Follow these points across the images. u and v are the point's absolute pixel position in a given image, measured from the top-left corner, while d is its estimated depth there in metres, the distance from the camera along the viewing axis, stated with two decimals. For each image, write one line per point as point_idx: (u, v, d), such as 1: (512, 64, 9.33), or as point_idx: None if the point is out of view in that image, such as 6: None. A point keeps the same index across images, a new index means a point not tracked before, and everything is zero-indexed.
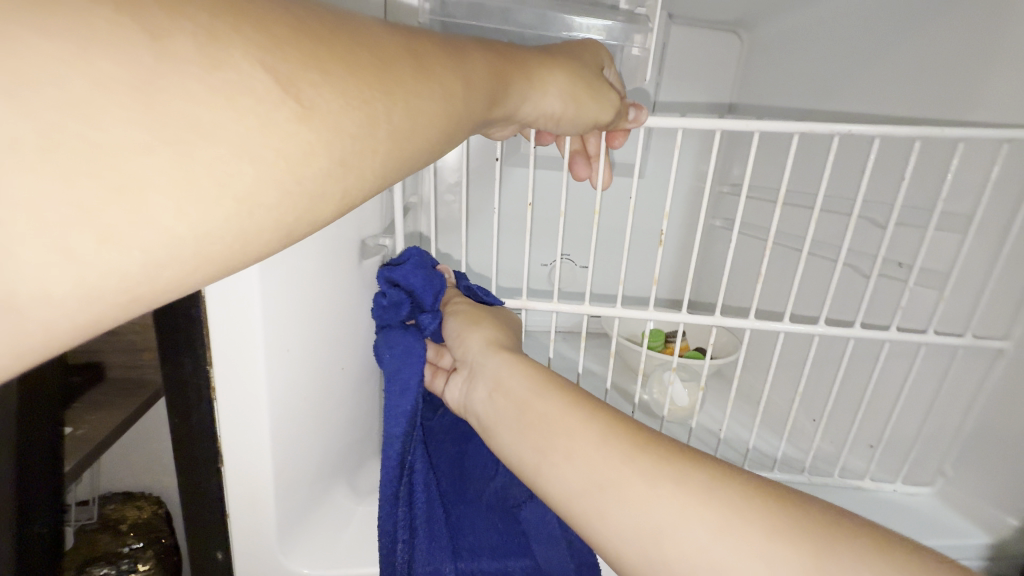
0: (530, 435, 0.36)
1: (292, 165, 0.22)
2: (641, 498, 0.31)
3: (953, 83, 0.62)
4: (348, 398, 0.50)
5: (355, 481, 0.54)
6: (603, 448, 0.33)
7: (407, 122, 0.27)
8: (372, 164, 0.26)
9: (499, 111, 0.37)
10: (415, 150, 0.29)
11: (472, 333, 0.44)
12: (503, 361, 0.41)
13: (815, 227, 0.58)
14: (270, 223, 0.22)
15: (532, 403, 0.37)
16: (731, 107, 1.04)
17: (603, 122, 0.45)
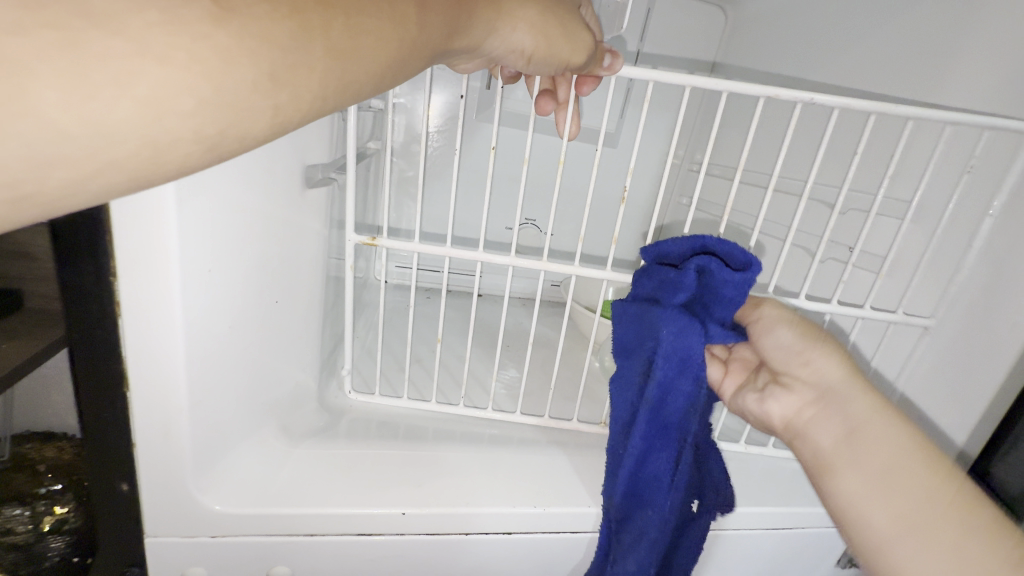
0: (855, 435, 0.34)
1: (211, 71, 0.19)
2: (904, 484, 0.31)
3: (919, 64, 0.62)
4: (273, 330, 0.47)
5: (288, 428, 0.52)
6: (905, 445, 0.33)
7: (351, 40, 0.24)
8: (309, 83, 0.23)
9: (459, 42, 0.34)
10: (361, 76, 0.26)
11: (817, 358, 0.38)
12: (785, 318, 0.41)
13: (769, 203, 0.58)
14: (186, 134, 0.20)
15: (848, 403, 0.36)
16: (712, 69, 1.03)
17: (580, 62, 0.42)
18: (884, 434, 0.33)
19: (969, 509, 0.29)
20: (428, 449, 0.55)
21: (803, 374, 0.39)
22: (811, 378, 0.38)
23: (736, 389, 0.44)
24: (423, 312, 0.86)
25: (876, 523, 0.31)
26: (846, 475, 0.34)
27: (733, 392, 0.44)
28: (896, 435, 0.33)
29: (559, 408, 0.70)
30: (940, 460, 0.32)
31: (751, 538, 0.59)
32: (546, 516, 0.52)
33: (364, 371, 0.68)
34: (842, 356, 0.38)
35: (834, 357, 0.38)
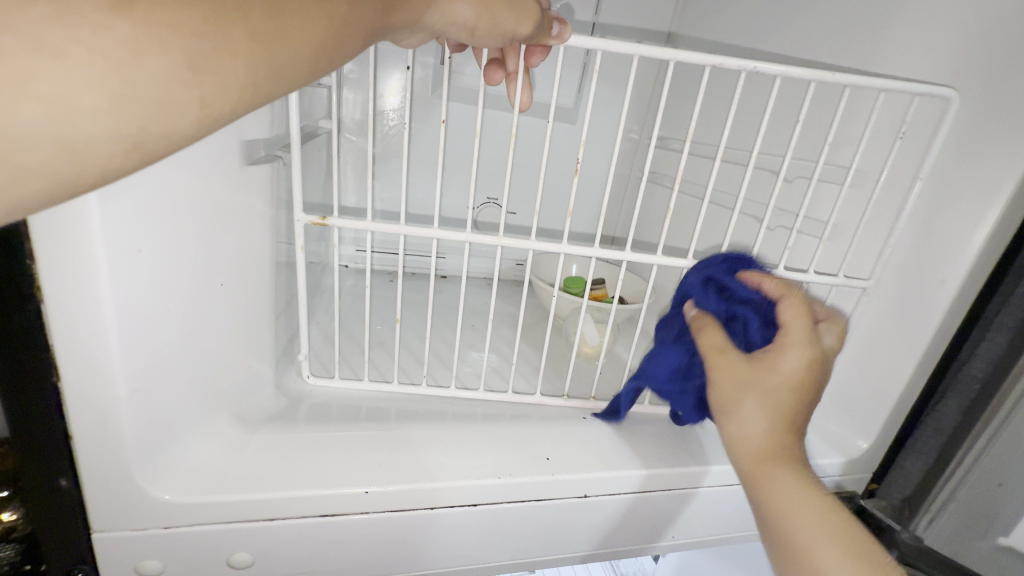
0: (758, 482, 0.36)
1: (118, 65, 0.19)
2: (778, 503, 0.35)
3: (855, 34, 0.64)
4: (218, 314, 0.46)
5: (243, 414, 0.52)
6: (817, 537, 0.33)
7: (275, 23, 0.23)
8: (235, 71, 0.22)
9: (395, 21, 0.32)
10: (294, 61, 0.25)
11: (742, 420, 0.38)
12: (789, 387, 0.39)
13: (715, 172, 0.59)
14: (106, 134, 0.20)
15: (774, 491, 0.35)
16: (668, 38, 1.03)
17: (738, 377, 0.40)
18: (751, 428, 0.38)
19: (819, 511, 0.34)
20: (389, 428, 0.56)
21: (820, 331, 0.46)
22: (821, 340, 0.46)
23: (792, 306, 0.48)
24: (383, 296, 0.85)
25: (738, 428, 0.38)
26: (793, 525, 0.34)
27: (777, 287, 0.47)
28: (814, 497, 0.35)
29: (522, 383, 0.71)
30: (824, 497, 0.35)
31: (707, 496, 0.61)
32: (510, 485, 0.53)
33: (323, 357, 0.67)
34: (785, 461, 0.36)
35: (797, 483, 0.35)
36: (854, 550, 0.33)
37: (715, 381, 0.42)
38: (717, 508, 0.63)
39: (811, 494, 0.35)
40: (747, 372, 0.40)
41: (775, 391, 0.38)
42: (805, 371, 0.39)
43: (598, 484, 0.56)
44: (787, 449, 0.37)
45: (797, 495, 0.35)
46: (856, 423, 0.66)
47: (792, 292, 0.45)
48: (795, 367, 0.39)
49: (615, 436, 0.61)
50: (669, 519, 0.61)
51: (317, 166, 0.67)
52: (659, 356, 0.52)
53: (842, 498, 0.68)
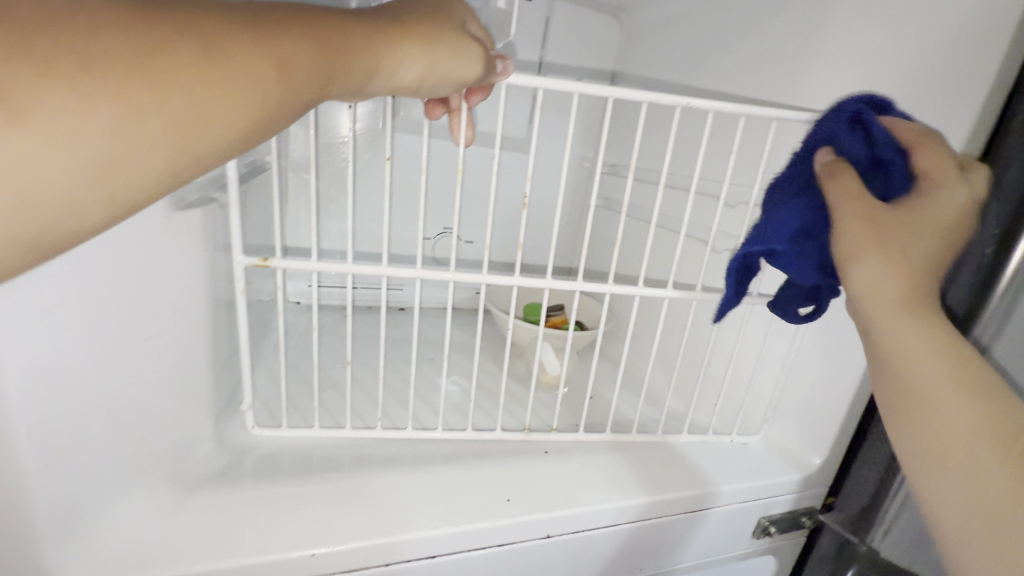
0: (940, 466, 0.30)
1: (23, 173, 0.21)
2: (932, 416, 0.30)
3: (781, 69, 0.68)
4: (151, 371, 0.44)
5: (178, 475, 0.48)
6: (971, 459, 0.29)
7: (195, 114, 0.25)
8: (147, 164, 0.24)
9: (337, 87, 0.33)
10: (214, 146, 0.26)
11: (921, 366, 0.31)
12: (932, 259, 0.33)
13: (659, 199, 0.60)
14: (16, 233, 0.22)
15: (919, 382, 0.31)
16: (613, 75, 1.07)
17: (870, 235, 0.33)
18: (910, 344, 0.31)
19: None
20: (344, 477, 0.53)
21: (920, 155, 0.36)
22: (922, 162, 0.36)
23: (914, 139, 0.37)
24: (332, 332, 0.82)
25: (883, 302, 0.32)
26: (978, 477, 0.29)
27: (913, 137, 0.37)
28: (974, 410, 0.30)
29: (481, 417, 0.69)
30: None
31: (674, 524, 0.61)
32: (471, 532, 0.51)
33: (269, 403, 0.64)
34: (923, 312, 0.31)
35: (923, 331, 0.31)
36: (1019, 452, 0.29)
37: (840, 227, 0.34)
38: (683, 535, 0.63)
39: (1021, 490, 0.28)
40: (891, 216, 0.33)
41: (925, 234, 0.33)
42: (959, 212, 0.35)
43: (562, 521, 0.54)
44: (950, 349, 0.31)
45: (966, 421, 0.30)
46: (811, 441, 0.68)
47: (931, 139, 0.37)
48: (949, 212, 0.34)
49: (578, 470, 0.60)
50: (636, 550, 0.61)
51: (263, 203, 0.66)
52: (777, 215, 0.40)
53: (802, 513, 0.69)
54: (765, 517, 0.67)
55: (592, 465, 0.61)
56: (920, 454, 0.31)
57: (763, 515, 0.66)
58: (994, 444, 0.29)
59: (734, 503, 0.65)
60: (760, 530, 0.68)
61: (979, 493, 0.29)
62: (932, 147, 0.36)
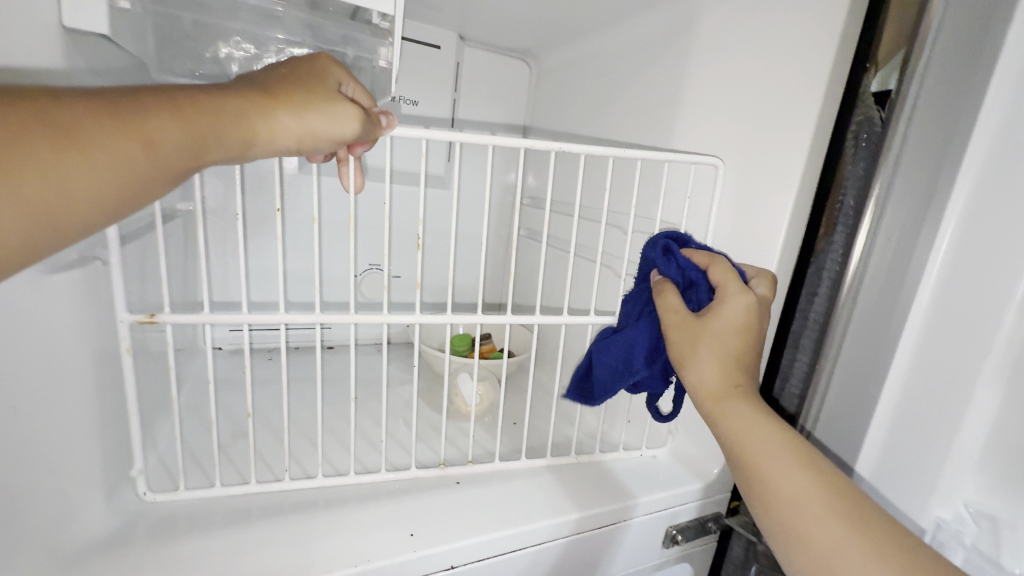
0: (756, 492, 0.36)
1: None
2: (776, 478, 0.35)
3: (658, 113, 0.77)
4: (20, 438, 0.42)
5: (58, 544, 0.46)
6: (813, 516, 0.34)
7: (52, 194, 0.27)
8: (6, 242, 0.26)
9: (213, 159, 0.35)
10: (78, 220, 0.29)
11: (696, 370, 0.41)
12: (734, 332, 0.42)
13: (545, 228, 0.67)
14: None
15: (758, 450, 0.36)
16: (524, 128, 1.17)
17: (688, 344, 0.42)
18: (740, 422, 0.38)
19: (855, 531, 0.33)
20: (244, 530, 0.52)
21: (717, 273, 0.47)
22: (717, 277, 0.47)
23: (707, 263, 0.49)
24: (240, 380, 0.81)
25: (708, 391, 0.40)
26: (796, 509, 0.34)
27: (707, 263, 0.49)
28: (821, 498, 0.34)
29: (396, 454, 0.70)
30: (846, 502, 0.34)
31: (583, 543, 0.63)
32: (373, 571, 0.51)
33: (167, 463, 0.62)
34: (746, 397, 0.39)
35: (752, 416, 0.38)
36: (844, 508, 0.34)
37: (671, 339, 0.44)
38: (594, 553, 0.64)
39: (811, 477, 0.35)
40: (698, 330, 0.42)
41: (724, 338, 0.41)
42: (745, 314, 0.43)
43: (471, 551, 0.55)
44: (795, 446, 0.37)
45: (809, 490, 0.35)
46: (710, 448, 0.73)
47: (718, 260, 0.48)
48: (740, 314, 0.43)
49: (488, 499, 0.62)
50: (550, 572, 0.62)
51: (171, 252, 0.66)
52: (632, 337, 0.51)
53: (708, 519, 0.74)
54: (672, 527, 0.71)
55: (502, 492, 0.63)
56: (775, 513, 0.35)
57: (671, 525, 0.70)
58: (822, 482, 0.35)
59: (644, 516, 0.67)
60: (668, 539, 0.71)
61: (837, 536, 0.33)
62: (724, 264, 0.47)
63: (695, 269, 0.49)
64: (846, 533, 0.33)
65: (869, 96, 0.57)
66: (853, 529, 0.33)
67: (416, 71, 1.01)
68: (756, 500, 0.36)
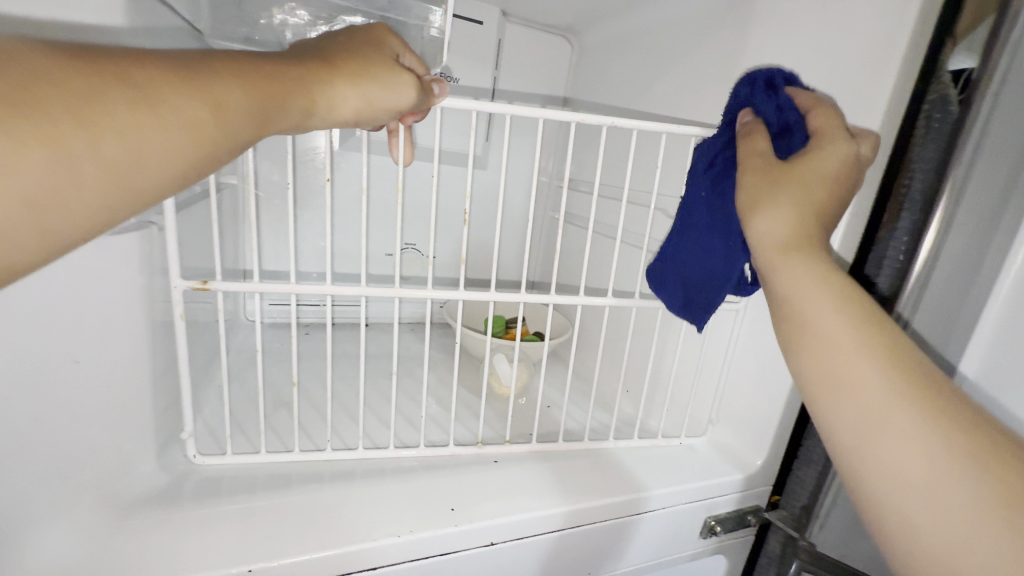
0: (828, 375, 0.31)
1: None
2: (837, 353, 0.30)
3: (712, 91, 0.74)
4: (81, 394, 0.44)
5: (114, 499, 0.48)
6: (884, 411, 0.29)
7: (130, 153, 0.26)
8: (82, 202, 0.25)
9: (275, 128, 0.35)
10: (149, 181, 0.28)
11: (798, 279, 0.33)
12: (829, 177, 0.37)
13: (591, 207, 0.65)
14: None
15: (836, 382, 0.30)
16: (564, 103, 1.14)
17: (765, 185, 0.38)
18: (826, 325, 0.31)
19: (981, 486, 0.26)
20: (288, 495, 0.53)
21: (862, 139, 0.44)
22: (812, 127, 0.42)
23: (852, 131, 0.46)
24: (282, 351, 0.82)
25: (771, 239, 0.35)
26: (886, 416, 0.29)
27: (853, 132, 0.46)
28: (913, 416, 0.28)
29: (433, 432, 0.70)
30: (950, 415, 0.28)
31: (619, 527, 0.62)
32: (412, 542, 0.51)
33: (213, 428, 0.63)
34: (840, 302, 0.32)
35: (814, 273, 0.33)
36: (927, 398, 0.29)
37: (743, 186, 0.40)
38: (630, 538, 0.64)
39: (874, 363, 0.30)
40: (784, 172, 0.38)
41: (813, 184, 0.37)
42: (843, 161, 0.38)
43: (509, 528, 0.55)
44: (875, 326, 0.31)
45: (877, 380, 0.29)
46: (753, 440, 0.71)
47: (823, 102, 0.43)
48: (834, 164, 0.38)
49: (525, 478, 0.61)
50: (585, 555, 0.62)
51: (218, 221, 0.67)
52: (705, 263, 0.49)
53: (747, 512, 0.71)
54: (711, 517, 0.69)
55: (538, 472, 0.63)
56: (850, 426, 0.30)
57: (709, 515, 0.69)
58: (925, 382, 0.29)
59: (682, 505, 0.66)
60: (706, 529, 0.70)
61: (943, 479, 0.27)
62: (829, 108, 0.43)
63: (794, 111, 0.44)
64: (960, 478, 0.27)
65: (946, 75, 0.49)
66: (973, 467, 0.27)
67: (458, 46, 1.00)
68: (845, 443, 0.30)
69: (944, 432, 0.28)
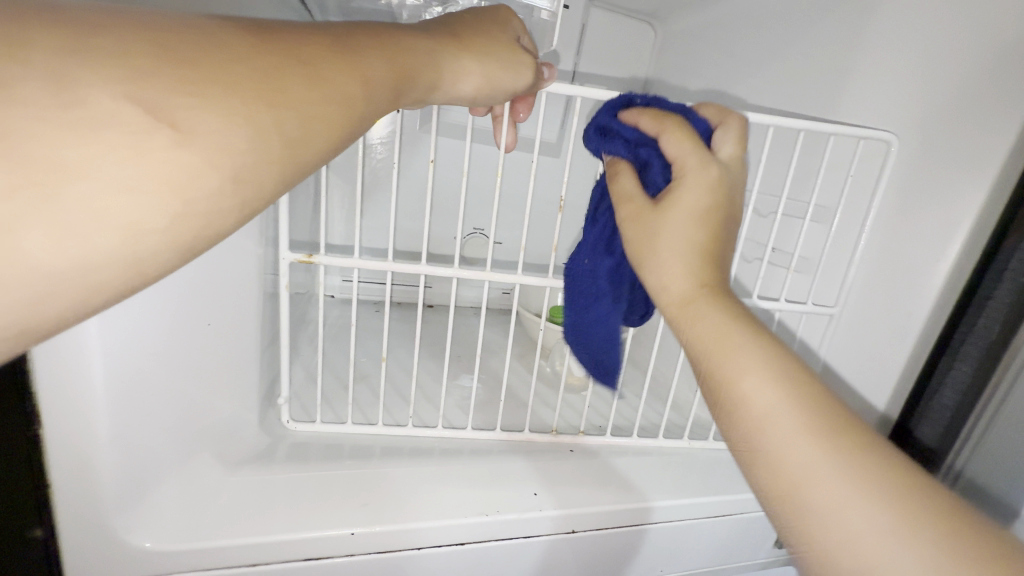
0: (713, 376, 0.31)
1: (176, 187, 0.22)
2: (733, 354, 0.31)
3: (820, 82, 0.69)
4: (204, 356, 0.47)
5: (226, 454, 0.51)
6: (788, 428, 0.28)
7: (304, 129, 0.26)
8: (269, 174, 0.25)
9: (406, 100, 0.35)
10: (317, 154, 0.28)
11: (673, 266, 0.35)
12: (700, 219, 0.36)
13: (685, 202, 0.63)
14: (162, 246, 0.22)
15: (747, 393, 0.30)
16: (645, 91, 1.11)
17: (641, 229, 0.37)
18: (713, 331, 0.32)
19: (855, 482, 0.27)
20: (377, 467, 0.54)
21: (671, 147, 0.40)
22: (673, 150, 0.40)
23: (659, 131, 0.42)
24: (363, 327, 0.85)
25: (671, 268, 0.35)
26: (765, 409, 0.29)
27: (658, 131, 0.42)
28: (783, 404, 0.29)
29: (509, 418, 0.70)
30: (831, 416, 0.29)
31: (693, 529, 0.61)
32: (496, 522, 0.52)
33: (304, 396, 0.65)
34: (721, 305, 0.33)
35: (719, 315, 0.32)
36: (812, 411, 0.29)
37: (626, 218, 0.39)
38: (703, 539, 0.63)
39: (757, 349, 0.31)
40: (654, 215, 0.37)
41: (686, 225, 0.35)
42: (710, 199, 0.37)
43: (587, 518, 0.56)
44: (755, 341, 0.31)
45: (753, 361, 0.30)
46: None
47: (668, 124, 0.41)
48: (699, 195, 0.36)
49: (603, 470, 0.61)
50: (658, 553, 0.61)
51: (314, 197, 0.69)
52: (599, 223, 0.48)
53: None
54: None
55: (615, 466, 0.62)
56: (738, 426, 0.30)
57: None
58: (790, 379, 0.30)
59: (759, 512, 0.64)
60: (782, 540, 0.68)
61: (824, 477, 0.27)
62: (679, 135, 0.40)
63: (648, 144, 0.43)
64: (826, 468, 0.27)
65: None
66: (829, 459, 0.27)
67: None
68: (733, 430, 0.30)
69: (827, 443, 0.28)
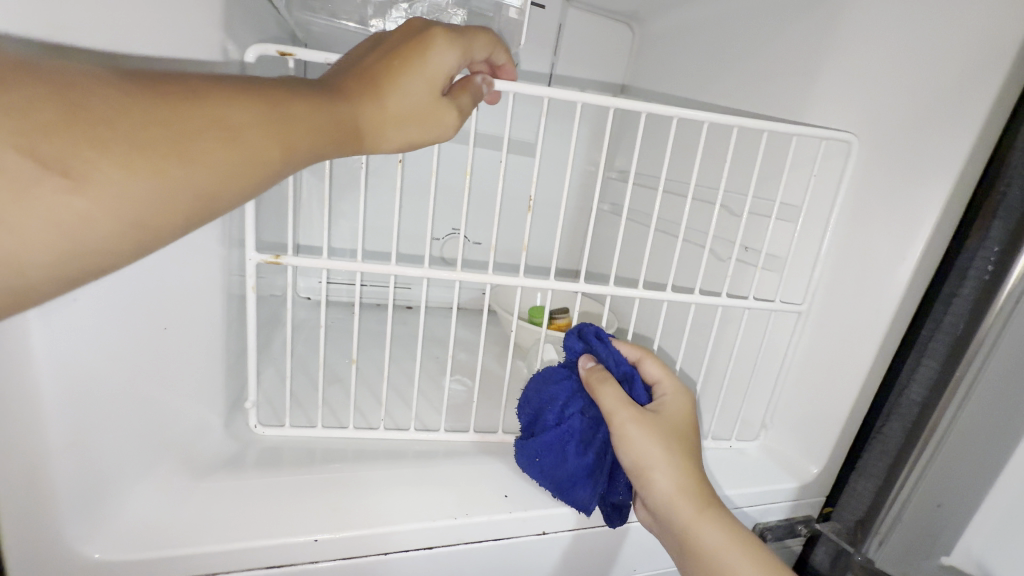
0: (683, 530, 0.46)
1: (64, 232, 0.23)
2: (694, 521, 0.45)
3: (789, 82, 0.70)
4: (162, 361, 0.46)
5: (189, 462, 0.50)
6: (730, 548, 0.44)
7: (213, 186, 0.28)
8: (171, 223, 0.27)
9: (340, 155, 0.37)
10: (226, 207, 0.29)
11: (661, 476, 0.46)
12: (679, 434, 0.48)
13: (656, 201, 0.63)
14: (47, 279, 0.24)
15: (702, 534, 0.45)
16: (621, 90, 1.12)
17: (647, 445, 0.46)
18: (688, 508, 0.46)
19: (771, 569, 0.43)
20: (348, 470, 0.54)
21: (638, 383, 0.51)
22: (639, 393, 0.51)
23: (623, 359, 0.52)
24: (337, 329, 0.84)
25: (659, 478, 0.46)
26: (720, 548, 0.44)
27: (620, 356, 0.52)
28: (723, 535, 0.45)
29: (483, 419, 0.70)
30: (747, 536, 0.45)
31: None
32: (467, 525, 0.52)
33: (272, 400, 0.64)
34: (697, 490, 0.46)
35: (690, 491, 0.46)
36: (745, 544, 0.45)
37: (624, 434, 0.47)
38: None
39: (716, 523, 0.45)
40: (652, 425, 0.47)
41: (676, 443, 0.47)
42: (687, 418, 0.50)
43: (559, 519, 0.55)
44: (704, 507, 0.46)
45: (706, 521, 0.45)
46: (809, 448, 0.68)
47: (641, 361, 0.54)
48: (676, 412, 0.50)
49: None
50: (632, 552, 0.61)
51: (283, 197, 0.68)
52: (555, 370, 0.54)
53: (798, 521, 0.68)
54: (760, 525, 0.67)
55: None
56: (705, 549, 0.44)
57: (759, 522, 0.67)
58: (724, 519, 0.46)
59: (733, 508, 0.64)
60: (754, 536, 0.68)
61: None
62: (654, 361, 0.54)
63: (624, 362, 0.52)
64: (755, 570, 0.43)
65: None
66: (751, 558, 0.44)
67: None
68: (697, 556, 0.45)
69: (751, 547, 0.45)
